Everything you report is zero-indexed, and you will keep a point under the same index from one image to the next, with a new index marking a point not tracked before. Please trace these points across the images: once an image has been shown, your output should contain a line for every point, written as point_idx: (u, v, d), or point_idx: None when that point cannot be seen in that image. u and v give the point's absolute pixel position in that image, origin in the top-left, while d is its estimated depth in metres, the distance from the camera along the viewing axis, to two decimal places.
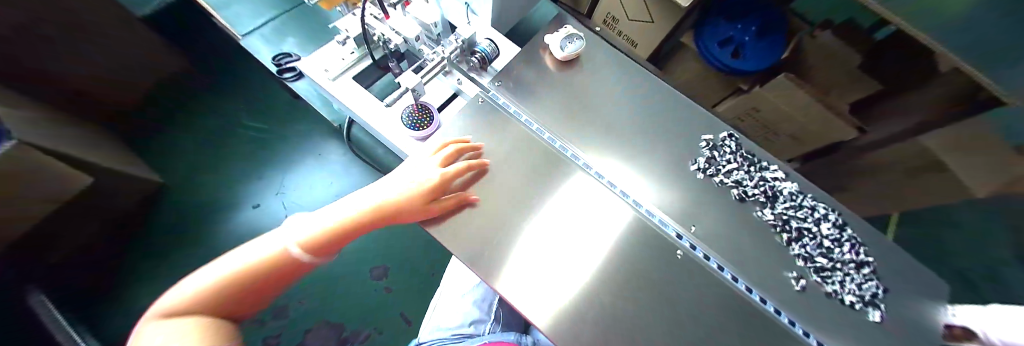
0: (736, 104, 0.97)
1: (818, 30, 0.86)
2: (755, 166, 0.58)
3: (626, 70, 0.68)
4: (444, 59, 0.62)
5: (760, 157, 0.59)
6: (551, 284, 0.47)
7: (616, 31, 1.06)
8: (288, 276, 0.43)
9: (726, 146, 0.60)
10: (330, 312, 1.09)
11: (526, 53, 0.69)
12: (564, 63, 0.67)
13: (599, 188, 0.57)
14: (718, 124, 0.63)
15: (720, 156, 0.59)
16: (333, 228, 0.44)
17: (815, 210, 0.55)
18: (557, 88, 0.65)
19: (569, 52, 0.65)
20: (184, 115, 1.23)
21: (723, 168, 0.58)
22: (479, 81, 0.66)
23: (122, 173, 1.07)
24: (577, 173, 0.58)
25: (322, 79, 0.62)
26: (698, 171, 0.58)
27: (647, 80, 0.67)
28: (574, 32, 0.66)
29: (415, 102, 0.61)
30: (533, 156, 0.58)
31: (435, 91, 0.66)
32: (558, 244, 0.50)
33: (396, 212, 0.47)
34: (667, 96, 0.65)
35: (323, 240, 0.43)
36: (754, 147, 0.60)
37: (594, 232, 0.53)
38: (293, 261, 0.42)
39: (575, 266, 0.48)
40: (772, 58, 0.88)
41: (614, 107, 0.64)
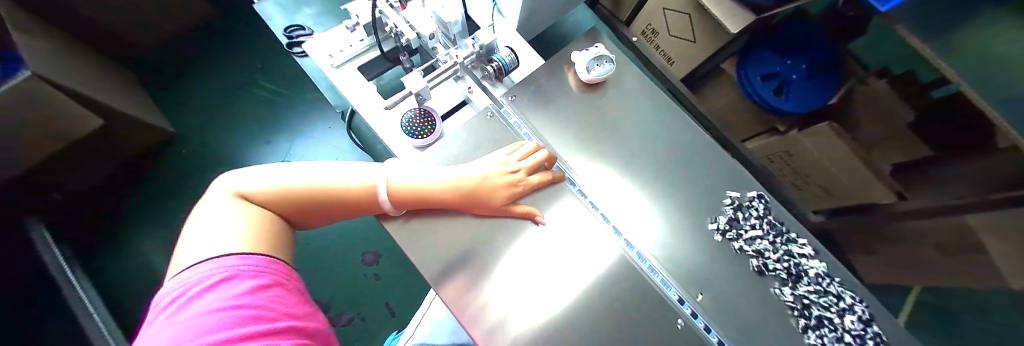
0: (766, 145, 0.85)
1: (874, 76, 0.62)
2: (782, 237, 0.55)
3: (651, 102, 0.63)
4: (456, 65, 0.58)
5: (787, 227, 0.56)
6: (529, 305, 0.48)
7: (652, 43, 1.01)
8: (359, 209, 0.50)
9: (752, 208, 0.57)
10: (318, 286, 1.14)
11: (549, 68, 0.65)
12: (589, 87, 0.64)
13: (585, 215, 0.56)
14: (749, 181, 0.59)
15: (744, 219, 0.56)
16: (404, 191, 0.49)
17: (841, 298, 0.51)
18: (577, 113, 0.62)
19: (597, 76, 0.61)
20: (208, 77, 1.37)
21: (744, 234, 0.55)
22: (490, 92, 0.64)
23: (140, 120, 1.20)
24: (568, 198, 0.57)
25: (326, 66, 0.65)
26: (716, 231, 0.56)
27: (672, 117, 0.63)
28: (604, 53, 0.62)
29: (418, 107, 0.61)
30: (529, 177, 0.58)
31: (441, 96, 0.67)
32: (536, 268, 0.51)
33: (473, 196, 0.51)
34: (691, 138, 0.61)
35: (398, 197, 0.49)
36: (784, 216, 0.57)
37: (575, 262, 0.52)
38: (368, 200, 0.49)
39: (546, 292, 0.49)
40: (819, 103, 0.75)
41: (630, 142, 0.60)
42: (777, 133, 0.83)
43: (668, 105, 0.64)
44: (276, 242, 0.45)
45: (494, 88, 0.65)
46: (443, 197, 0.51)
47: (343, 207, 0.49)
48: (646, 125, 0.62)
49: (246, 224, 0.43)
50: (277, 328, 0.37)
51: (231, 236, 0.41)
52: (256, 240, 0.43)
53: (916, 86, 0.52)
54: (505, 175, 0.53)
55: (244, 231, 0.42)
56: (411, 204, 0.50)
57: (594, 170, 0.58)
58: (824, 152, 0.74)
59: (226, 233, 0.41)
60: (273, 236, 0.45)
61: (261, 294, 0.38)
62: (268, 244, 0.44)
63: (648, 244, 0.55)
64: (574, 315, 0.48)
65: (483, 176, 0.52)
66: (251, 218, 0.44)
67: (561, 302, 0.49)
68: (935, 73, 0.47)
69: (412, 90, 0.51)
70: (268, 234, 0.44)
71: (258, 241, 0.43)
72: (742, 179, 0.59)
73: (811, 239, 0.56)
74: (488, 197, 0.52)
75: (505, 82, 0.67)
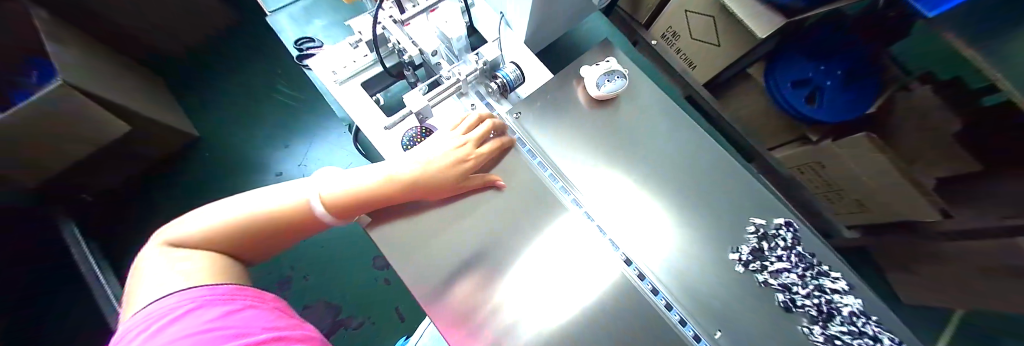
0: (793, 155, 0.81)
1: (918, 82, 0.48)
2: (813, 271, 0.50)
3: (671, 122, 0.60)
4: (458, 82, 0.55)
5: (819, 259, 0.51)
6: (531, 314, 0.47)
7: (674, 46, 0.97)
8: (304, 228, 0.50)
9: (779, 237, 0.52)
10: (330, 291, 1.17)
11: (557, 83, 0.62)
12: (598, 103, 0.60)
13: (587, 229, 0.53)
14: (776, 205, 0.54)
15: (769, 249, 0.51)
16: (344, 194, 0.49)
17: (880, 342, 0.46)
18: (587, 130, 0.59)
19: (607, 92, 0.58)
20: (232, 83, 1.44)
21: (770, 266, 0.50)
22: (497, 108, 0.61)
23: (167, 125, 1.24)
24: (568, 211, 0.54)
25: (329, 82, 0.65)
26: (737, 262, 0.51)
27: (687, 135, 0.59)
28: (615, 68, 0.58)
29: (421, 124, 0.60)
30: (531, 191, 0.56)
31: (444, 110, 0.63)
32: (536, 273, 0.50)
33: (426, 181, 0.51)
34: (709, 158, 0.57)
35: (341, 200, 0.49)
36: (815, 246, 0.51)
37: (579, 268, 0.50)
38: (310, 212, 0.48)
39: (549, 300, 0.48)
40: (856, 110, 0.64)
41: (641, 162, 0.57)
42: (807, 142, 0.77)
43: (684, 122, 0.60)
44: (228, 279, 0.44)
45: (498, 104, 0.63)
46: (389, 193, 0.51)
47: (291, 227, 0.48)
48: (660, 142, 0.58)
49: (193, 271, 0.41)
50: (257, 339, 0.36)
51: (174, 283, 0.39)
52: (207, 278, 0.41)
53: (968, 94, 0.40)
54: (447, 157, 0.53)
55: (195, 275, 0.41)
56: (358, 208, 0.50)
57: (599, 185, 0.55)
58: (858, 163, 0.68)
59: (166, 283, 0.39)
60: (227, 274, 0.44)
61: (234, 316, 0.38)
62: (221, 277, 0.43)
63: (657, 268, 0.51)
64: (575, 335, 0.46)
65: (427, 164, 0.52)
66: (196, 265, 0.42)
67: (563, 314, 0.47)
68: (985, 81, 0.35)
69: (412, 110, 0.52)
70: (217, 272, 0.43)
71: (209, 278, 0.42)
72: (766, 206, 0.54)
73: (848, 273, 0.50)
74: (441, 181, 0.52)
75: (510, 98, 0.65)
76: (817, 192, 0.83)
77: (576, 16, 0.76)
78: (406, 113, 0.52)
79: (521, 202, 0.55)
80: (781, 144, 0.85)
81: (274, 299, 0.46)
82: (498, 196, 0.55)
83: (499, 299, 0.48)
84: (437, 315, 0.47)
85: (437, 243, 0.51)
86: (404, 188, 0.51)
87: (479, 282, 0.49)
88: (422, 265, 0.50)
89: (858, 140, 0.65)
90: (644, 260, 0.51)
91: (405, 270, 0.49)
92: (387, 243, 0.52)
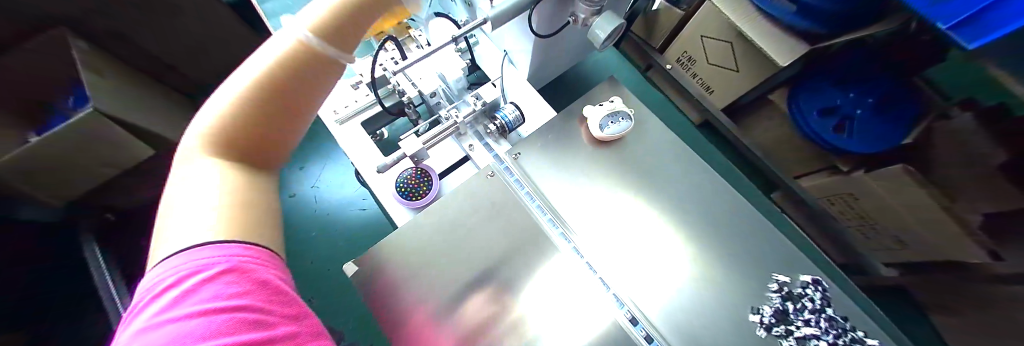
0: (819, 186, 0.75)
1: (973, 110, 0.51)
2: (847, 341, 0.36)
3: (682, 150, 0.48)
4: (456, 124, 0.45)
5: (853, 324, 0.37)
6: (553, 331, 0.36)
7: (689, 72, 0.91)
8: (307, 99, 0.25)
9: (810, 296, 0.38)
10: (336, 310, 0.82)
11: (557, 121, 0.49)
12: (601, 144, 0.48)
13: (580, 271, 0.40)
14: (801, 256, 0.40)
15: (795, 310, 0.38)
16: (222, 119, 0.23)
17: None
18: (579, 158, 0.47)
19: (612, 135, 0.46)
20: None
21: (795, 331, 0.37)
22: (494, 151, 0.48)
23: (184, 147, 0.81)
24: (561, 252, 0.40)
25: (328, 121, 0.51)
26: (758, 326, 0.37)
27: (702, 182, 0.45)
28: (620, 106, 0.47)
29: (415, 165, 0.47)
30: (513, 221, 0.42)
31: (441, 152, 0.51)
32: (544, 305, 0.37)
33: (294, 90, 0.23)
34: (727, 201, 0.44)
35: (223, 132, 0.23)
36: (846, 306, 0.38)
37: (579, 308, 0.38)
38: (310, 68, 0.23)
39: (574, 317, 0.37)
40: (890, 141, 0.62)
41: (648, 212, 0.43)
42: (836, 172, 0.71)
43: (697, 165, 0.46)
44: (257, 223, 0.24)
45: (496, 145, 0.49)
46: (264, 124, 0.24)
47: (295, 104, 0.24)
48: (673, 186, 0.45)
49: (217, 183, 0.23)
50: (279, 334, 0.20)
51: (191, 229, 0.21)
52: (232, 210, 0.23)
53: None
54: (290, 52, 0.22)
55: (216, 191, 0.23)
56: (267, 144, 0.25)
57: (599, 214, 0.43)
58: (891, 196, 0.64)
59: (185, 226, 0.21)
60: (253, 208, 0.24)
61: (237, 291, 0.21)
62: (248, 229, 0.23)
63: (659, 319, 0.38)
64: None
65: (268, 72, 0.22)
66: (219, 175, 0.23)
67: (579, 337, 0.37)
68: None
69: (405, 153, 0.41)
70: (247, 198, 0.24)
71: (234, 225, 0.22)
72: (796, 255, 0.40)
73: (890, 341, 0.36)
74: (318, 84, 0.24)
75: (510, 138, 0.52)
76: (849, 224, 0.75)
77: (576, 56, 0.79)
78: (398, 157, 0.41)
79: (500, 235, 0.41)
80: (808, 172, 0.78)
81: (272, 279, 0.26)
82: (468, 223, 0.41)
83: (521, 311, 0.37)
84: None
85: (443, 265, 0.38)
86: (267, 116, 0.23)
87: (494, 296, 0.37)
88: (427, 286, 0.37)
89: (892, 173, 0.61)
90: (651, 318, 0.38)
91: (401, 275, 0.37)
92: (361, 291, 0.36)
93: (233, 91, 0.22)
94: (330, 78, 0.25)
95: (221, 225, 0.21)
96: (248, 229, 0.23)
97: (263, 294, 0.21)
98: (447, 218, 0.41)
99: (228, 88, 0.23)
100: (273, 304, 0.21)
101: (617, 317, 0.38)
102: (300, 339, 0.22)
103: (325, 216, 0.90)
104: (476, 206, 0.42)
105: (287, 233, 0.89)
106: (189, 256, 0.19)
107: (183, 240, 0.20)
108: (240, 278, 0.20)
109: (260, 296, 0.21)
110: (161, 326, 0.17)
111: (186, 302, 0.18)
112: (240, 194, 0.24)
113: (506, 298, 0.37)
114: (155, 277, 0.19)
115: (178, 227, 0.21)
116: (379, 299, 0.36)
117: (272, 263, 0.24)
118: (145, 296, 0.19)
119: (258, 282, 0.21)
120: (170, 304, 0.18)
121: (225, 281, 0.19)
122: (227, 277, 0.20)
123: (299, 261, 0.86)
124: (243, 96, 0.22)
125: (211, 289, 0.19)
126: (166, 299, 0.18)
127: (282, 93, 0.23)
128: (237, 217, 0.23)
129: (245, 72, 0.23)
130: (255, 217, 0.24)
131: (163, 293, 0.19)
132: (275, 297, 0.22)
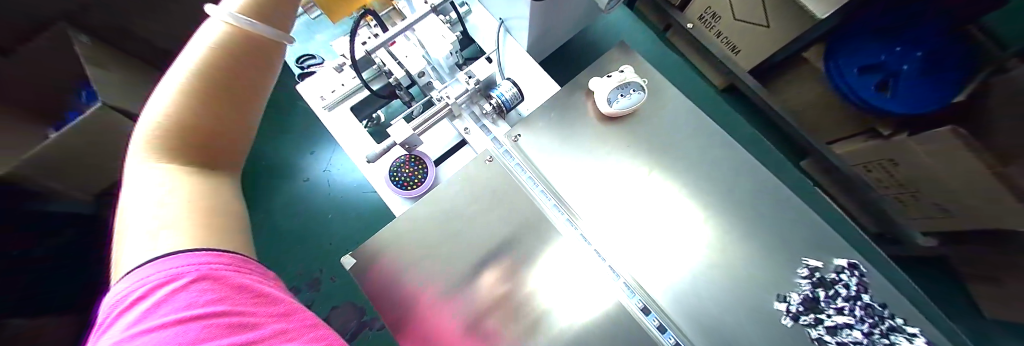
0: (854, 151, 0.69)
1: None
2: (884, 329, 0.33)
3: (700, 123, 0.43)
4: (449, 105, 0.43)
5: (892, 311, 0.34)
6: (563, 306, 0.36)
7: (713, 30, 0.83)
8: (245, 98, 0.23)
9: (844, 282, 0.35)
10: (358, 292, 0.85)
11: (561, 96, 0.45)
12: (609, 120, 0.44)
13: (583, 254, 0.39)
14: (835, 239, 0.37)
15: (827, 298, 0.35)
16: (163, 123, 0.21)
17: None
18: (583, 138, 0.43)
19: (621, 110, 0.42)
20: None
21: (827, 320, 0.35)
22: (492, 133, 0.46)
23: None
24: (564, 236, 0.39)
25: (316, 108, 0.50)
26: (784, 314, 0.35)
27: (717, 159, 0.42)
28: (630, 76, 0.43)
29: (409, 152, 0.45)
30: (512, 206, 0.40)
31: (433, 136, 0.48)
32: (551, 283, 0.37)
33: (236, 73, 0.22)
34: (749, 178, 0.40)
35: (170, 136, 0.22)
36: (885, 293, 0.35)
37: (585, 289, 0.37)
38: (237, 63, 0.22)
39: (581, 296, 0.37)
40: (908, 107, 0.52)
41: (660, 193, 0.41)
42: (876, 137, 0.64)
43: (719, 137, 0.43)
44: (224, 229, 0.23)
45: (494, 127, 0.46)
46: (214, 116, 0.22)
47: (233, 104, 0.23)
48: (688, 163, 0.42)
49: (171, 189, 0.22)
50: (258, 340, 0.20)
51: (147, 244, 0.20)
52: (192, 215, 0.22)
53: None
54: (222, 34, 0.22)
55: (171, 197, 0.21)
56: (221, 141, 0.24)
57: (603, 193, 0.41)
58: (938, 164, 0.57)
59: (142, 237, 0.20)
60: (217, 211, 0.23)
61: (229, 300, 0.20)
62: (214, 235, 0.22)
63: (666, 300, 0.36)
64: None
65: (205, 57, 0.21)
66: (171, 181, 0.22)
67: (588, 312, 0.36)
68: None
69: (395, 141, 0.40)
70: (207, 201, 0.23)
71: (196, 231, 0.21)
72: (824, 233, 0.37)
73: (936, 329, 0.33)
74: (259, 65, 0.24)
75: (510, 118, 0.49)
76: (887, 193, 0.70)
77: (582, 22, 0.73)
78: (389, 145, 0.41)
79: (497, 225, 0.39)
80: (844, 137, 0.71)
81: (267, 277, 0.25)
82: (467, 213, 0.39)
83: (533, 286, 0.37)
84: (434, 335, 0.34)
85: (448, 248, 0.37)
86: (215, 109, 0.22)
87: (503, 276, 0.37)
88: (431, 270, 0.36)
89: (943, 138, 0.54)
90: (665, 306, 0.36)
91: (409, 259, 0.37)
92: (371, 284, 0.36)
93: (169, 88, 0.21)
94: (271, 58, 0.25)
95: (182, 232, 0.20)
96: (213, 233, 0.22)
97: (243, 297, 0.21)
98: (443, 208, 0.39)
99: (162, 89, 0.21)
100: (257, 306, 0.21)
101: (621, 298, 0.37)
102: (292, 334, 0.22)
103: (338, 200, 0.92)
104: (475, 194, 0.40)
105: (303, 216, 0.91)
106: (156, 266, 0.19)
107: (144, 251, 0.20)
108: (215, 285, 0.20)
109: (240, 299, 0.20)
110: (135, 336, 0.17)
111: (160, 311, 0.18)
112: (200, 197, 0.23)
113: (514, 274, 0.37)
114: (122, 290, 0.19)
115: (135, 239, 0.20)
116: (381, 287, 0.36)
117: (249, 265, 0.23)
118: (115, 309, 0.19)
119: (235, 286, 0.21)
120: (141, 315, 0.18)
121: (198, 289, 0.19)
122: (201, 284, 0.19)
123: (319, 244, 0.89)
124: (182, 90, 0.20)
125: (184, 297, 0.19)
126: (137, 311, 0.18)
127: (223, 78, 0.22)
128: (199, 222, 0.22)
129: (173, 75, 0.21)
130: (221, 221, 0.23)
131: (135, 305, 0.19)
132: (258, 298, 0.22)
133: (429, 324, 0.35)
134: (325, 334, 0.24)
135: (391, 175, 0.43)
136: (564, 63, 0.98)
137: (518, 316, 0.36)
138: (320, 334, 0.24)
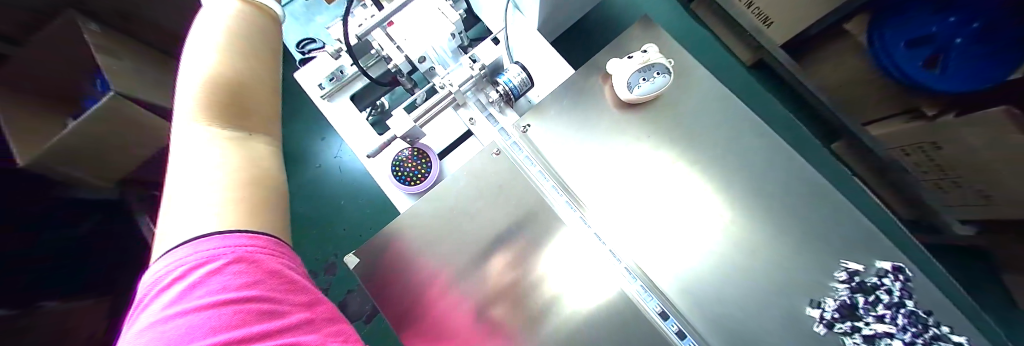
0: (896, 133, 0.60)
1: None
2: (928, 338, 0.31)
3: (722, 111, 0.40)
4: (452, 93, 0.40)
5: (937, 319, 0.32)
6: (573, 290, 0.35)
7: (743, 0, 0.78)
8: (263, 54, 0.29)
9: (885, 287, 0.33)
10: None
11: (576, 80, 0.42)
12: (627, 106, 0.41)
13: (593, 248, 0.37)
14: (880, 239, 0.34)
15: (866, 304, 0.33)
16: (209, 82, 0.25)
17: None
18: (598, 127, 0.41)
19: (642, 96, 0.39)
20: None
21: (866, 328, 0.32)
22: (500, 121, 0.43)
23: None
24: (569, 226, 0.38)
25: (315, 97, 0.49)
26: (817, 321, 0.33)
27: (753, 149, 0.38)
28: (653, 57, 0.39)
29: (411, 145, 0.45)
30: (517, 197, 0.38)
31: (440, 127, 0.47)
32: (562, 268, 0.36)
33: (252, 33, 0.29)
34: (785, 170, 0.37)
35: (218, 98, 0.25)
36: (929, 298, 0.33)
37: (592, 278, 0.36)
38: (254, 28, 0.29)
39: (591, 281, 0.36)
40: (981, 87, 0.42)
41: (682, 183, 0.38)
42: (917, 118, 0.55)
43: (750, 124, 0.39)
44: (267, 199, 0.25)
45: (501, 116, 0.44)
46: (251, 70, 0.27)
47: (259, 56, 0.29)
48: (716, 152, 0.39)
49: (218, 156, 0.24)
50: (281, 330, 0.20)
51: (203, 215, 0.21)
52: (237, 176, 0.24)
53: None
54: (233, 7, 0.29)
55: (223, 168, 0.23)
56: (258, 104, 0.28)
57: (617, 181, 0.39)
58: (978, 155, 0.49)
59: (193, 214, 0.21)
60: (261, 183, 0.25)
61: (257, 286, 0.20)
62: (255, 220, 0.23)
63: (673, 289, 0.35)
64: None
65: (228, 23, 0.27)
66: (219, 147, 0.24)
67: (598, 295, 0.35)
68: None
69: (395, 135, 0.38)
70: (249, 167, 0.25)
71: (236, 212, 0.22)
72: (852, 229, 0.35)
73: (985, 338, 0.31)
74: (265, 32, 0.31)
75: (518, 105, 0.47)
76: (926, 178, 0.61)
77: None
78: (389, 138, 0.39)
79: (507, 216, 0.38)
80: (874, 121, 0.65)
81: (295, 262, 0.25)
82: (481, 205, 0.38)
83: (544, 270, 0.36)
84: (447, 314, 0.35)
85: (453, 239, 0.37)
86: (248, 59, 0.27)
87: (514, 261, 0.36)
88: (446, 256, 0.36)
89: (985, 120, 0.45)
90: (680, 306, 0.35)
91: (416, 246, 0.36)
92: (379, 281, 0.35)
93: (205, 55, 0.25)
94: (270, 30, 0.32)
95: (228, 211, 0.22)
96: (251, 213, 0.23)
97: (274, 283, 0.21)
98: (449, 204, 0.38)
99: (193, 63, 0.25)
100: (284, 293, 0.21)
101: (625, 286, 0.36)
102: (312, 325, 0.22)
103: (350, 186, 0.93)
104: (481, 187, 0.38)
105: (317, 201, 0.92)
106: (192, 248, 0.20)
107: (193, 230, 0.21)
108: (249, 268, 0.20)
109: (270, 286, 0.21)
110: (171, 318, 0.18)
111: (195, 294, 0.18)
112: (242, 161, 0.25)
113: (523, 262, 0.36)
114: (162, 269, 0.20)
115: (188, 218, 0.21)
116: (386, 274, 0.35)
117: (282, 248, 0.24)
118: (152, 288, 0.20)
119: (267, 271, 0.21)
120: (178, 295, 0.19)
121: (232, 272, 0.20)
122: (235, 267, 0.20)
123: (332, 229, 0.91)
124: (222, 49, 0.26)
125: (219, 280, 0.19)
126: (174, 291, 0.19)
127: (246, 35, 0.28)
128: (243, 190, 0.23)
129: (200, 46, 0.26)
130: (266, 183, 0.26)
131: (172, 285, 0.19)
132: (287, 285, 0.22)
133: (442, 305, 0.35)
134: (342, 328, 0.24)
135: (394, 170, 0.44)
136: (578, 42, 0.92)
137: (525, 307, 0.35)
138: (338, 327, 0.24)
